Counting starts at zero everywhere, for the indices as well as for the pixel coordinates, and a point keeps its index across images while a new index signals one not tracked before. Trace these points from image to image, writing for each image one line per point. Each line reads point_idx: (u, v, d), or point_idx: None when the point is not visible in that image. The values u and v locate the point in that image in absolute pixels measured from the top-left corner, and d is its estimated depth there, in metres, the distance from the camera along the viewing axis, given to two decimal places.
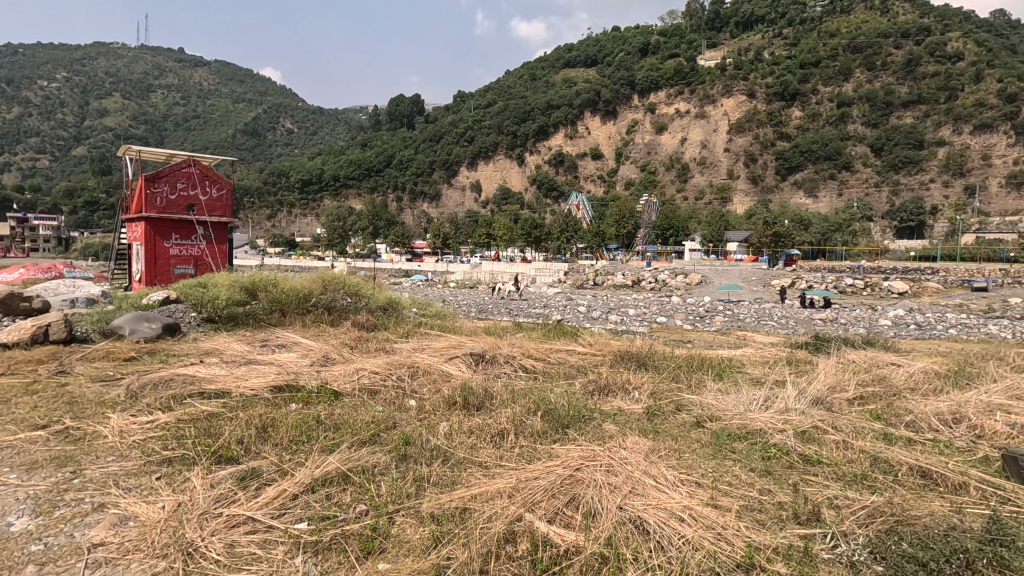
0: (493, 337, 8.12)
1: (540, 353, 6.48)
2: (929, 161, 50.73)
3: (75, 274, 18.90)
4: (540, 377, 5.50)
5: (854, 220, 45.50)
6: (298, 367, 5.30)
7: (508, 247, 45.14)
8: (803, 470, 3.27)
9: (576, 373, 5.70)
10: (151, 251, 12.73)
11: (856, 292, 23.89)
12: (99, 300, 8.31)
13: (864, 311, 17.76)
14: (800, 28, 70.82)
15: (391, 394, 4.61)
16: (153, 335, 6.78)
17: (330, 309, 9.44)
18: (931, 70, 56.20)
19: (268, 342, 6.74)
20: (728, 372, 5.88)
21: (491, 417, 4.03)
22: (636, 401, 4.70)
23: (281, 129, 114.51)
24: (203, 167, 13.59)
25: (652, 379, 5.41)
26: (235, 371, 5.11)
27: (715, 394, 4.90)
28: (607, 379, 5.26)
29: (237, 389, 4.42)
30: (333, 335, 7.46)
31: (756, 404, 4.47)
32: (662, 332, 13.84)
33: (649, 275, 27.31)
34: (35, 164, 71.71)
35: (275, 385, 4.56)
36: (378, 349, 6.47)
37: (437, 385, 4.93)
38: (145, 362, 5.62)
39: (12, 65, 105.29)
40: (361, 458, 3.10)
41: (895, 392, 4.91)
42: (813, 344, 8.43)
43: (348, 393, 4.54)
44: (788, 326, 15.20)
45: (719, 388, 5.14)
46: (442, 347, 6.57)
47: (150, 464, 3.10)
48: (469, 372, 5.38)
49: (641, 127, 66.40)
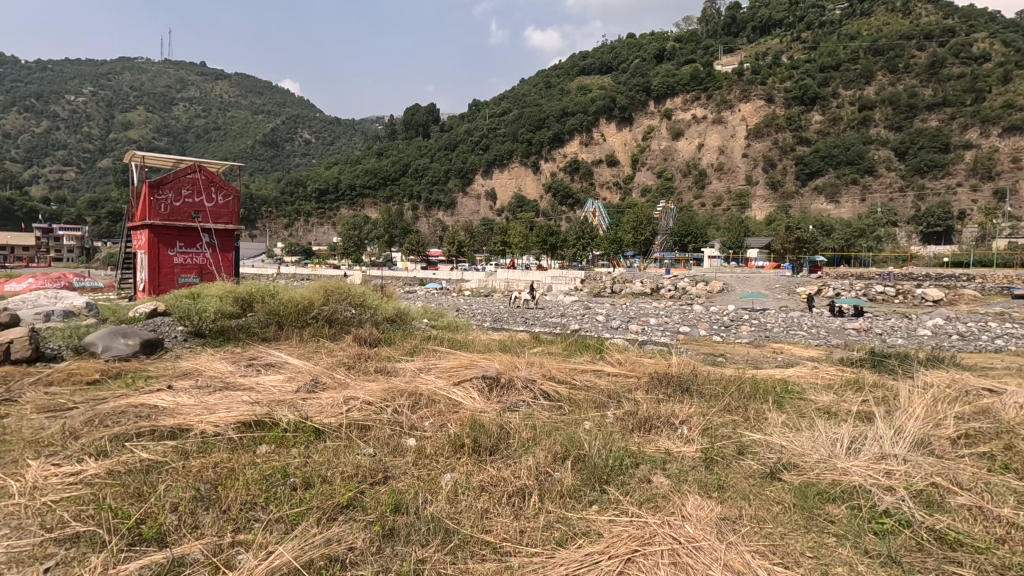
0: (508, 353, 7.29)
1: (563, 375, 5.58)
2: (956, 165, 49.00)
3: (83, 285, 18.49)
4: (566, 406, 4.63)
5: (879, 225, 43.79)
6: (279, 397, 4.47)
7: (523, 255, 44.38)
8: (941, 557, 2.37)
9: (608, 401, 4.80)
10: (154, 260, 12.21)
11: (887, 299, 22.60)
12: (80, 313, 7.63)
13: (900, 320, 16.55)
14: (819, 32, 69.37)
15: (387, 431, 3.79)
16: (128, 354, 6.05)
17: (332, 320, 8.69)
18: (956, 72, 54.43)
19: (254, 363, 5.93)
20: (791, 399, 4.95)
21: (506, 467, 3.18)
22: (687, 441, 3.80)
23: (299, 139, 115.40)
24: (209, 173, 13.03)
25: (701, 407, 4.54)
26: (207, 401, 4.32)
27: (782, 430, 3.97)
28: (642, 409, 4.40)
29: (202, 424, 3.65)
30: (333, 352, 6.69)
31: (841, 446, 3.55)
32: (690, 344, 12.88)
33: (669, 282, 26.23)
34: (62, 176, 73.27)
35: (242, 419, 3.73)
36: (377, 369, 5.66)
37: (441, 418, 4.09)
38: (109, 387, 4.85)
39: (40, 79, 107.69)
40: (327, 542, 2.26)
41: (1008, 429, 3.93)
42: (867, 362, 7.46)
43: (332, 431, 3.72)
44: (820, 336, 14.14)
45: (786, 422, 4.19)
46: (450, 368, 5.73)
47: (46, 545, 2.28)
48: (481, 401, 4.53)
49: (657, 133, 65.36)
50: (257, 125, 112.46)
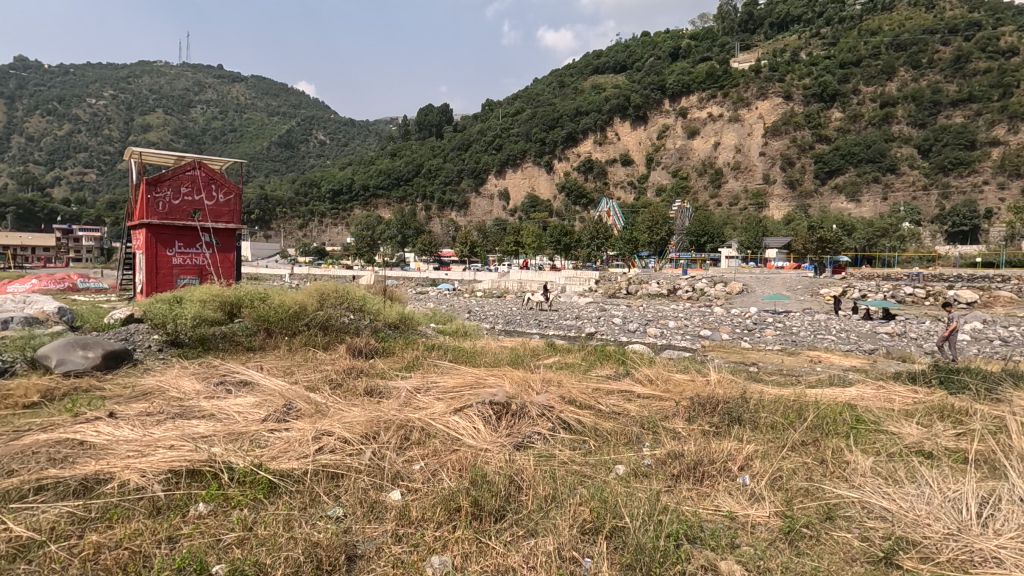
0: (518, 367, 6.36)
1: (585, 398, 4.69)
2: (982, 163, 47.14)
3: (85, 286, 18.13)
4: (591, 443, 3.73)
5: (903, 224, 42.07)
6: (239, 428, 3.67)
7: (536, 256, 43.42)
8: None
9: (643, 437, 3.94)
10: (151, 260, 11.52)
11: (917, 301, 21.30)
12: (47, 317, 6.96)
13: (932, 323, 15.26)
14: (838, 28, 67.47)
15: (363, 481, 2.94)
16: (86, 367, 5.28)
17: (327, 327, 7.98)
18: (983, 66, 52.49)
19: (225, 380, 5.08)
20: (868, 432, 4.04)
21: (515, 548, 2.32)
22: (755, 500, 2.91)
23: (313, 141, 115.57)
24: (209, 170, 12.26)
25: (764, 445, 3.66)
26: (150, 434, 3.51)
27: (884, 485, 3.03)
28: (687, 448, 3.51)
29: (129, 472, 2.84)
30: (320, 366, 5.87)
31: (974, 514, 2.62)
32: (715, 351, 11.90)
33: (687, 283, 25.23)
34: (82, 178, 73.97)
35: (175, 467, 2.89)
36: (367, 391, 4.80)
37: (434, 461, 3.24)
38: (43, 413, 4.02)
39: (63, 83, 109.36)
40: None
41: None
42: (931, 376, 6.43)
43: (291, 483, 2.85)
44: (853, 341, 13.10)
45: (882, 469, 3.27)
46: (451, 389, 4.86)
47: None
48: (488, 434, 3.73)
49: (672, 132, 63.93)
50: (273, 126, 112.96)
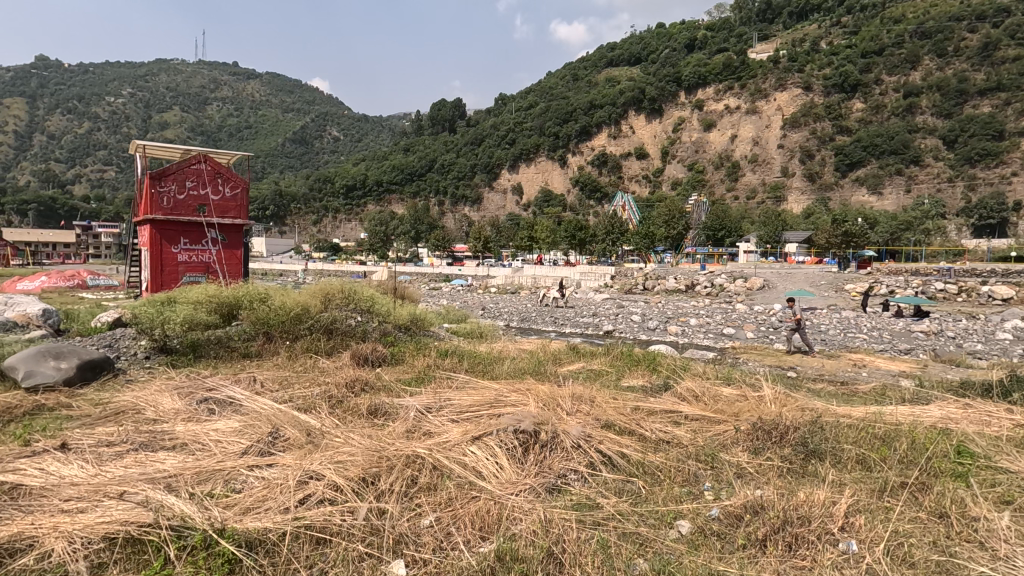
0: (541, 379, 5.61)
1: (624, 421, 3.97)
2: (1011, 153, 45.16)
3: (97, 283, 17.83)
4: (640, 485, 3.05)
5: (928, 218, 40.44)
6: (211, 465, 3.00)
7: (550, 252, 42.74)
8: None
9: (702, 475, 3.23)
10: (156, 257, 10.96)
11: (948, 297, 20.02)
12: (32, 320, 6.48)
13: (971, 321, 14.14)
14: (860, 16, 65.21)
15: (355, 551, 2.24)
16: (57, 380, 4.65)
17: (331, 330, 7.30)
18: (1013, 53, 49.87)
19: (207, 398, 4.41)
20: (981, 471, 3.26)
21: None
22: None
23: (327, 137, 115.60)
24: (215, 164, 11.69)
25: (861, 490, 2.94)
26: (102, 473, 2.87)
27: None
28: (769, 497, 2.74)
29: (56, 538, 2.19)
30: (319, 379, 5.16)
31: None
32: (746, 353, 11.06)
33: (705, 278, 24.17)
34: (102, 175, 74.72)
35: (112, 531, 2.23)
36: (369, 411, 4.13)
37: (447, 516, 2.56)
38: None
39: (83, 82, 110.49)
40: None
41: None
42: (1012, 392, 5.50)
43: (260, 556, 2.18)
44: (886, 340, 12.19)
45: None
46: (467, 408, 4.19)
47: None
48: (518, 473, 3.05)
49: (688, 125, 62.52)
50: (287, 123, 113.07)
